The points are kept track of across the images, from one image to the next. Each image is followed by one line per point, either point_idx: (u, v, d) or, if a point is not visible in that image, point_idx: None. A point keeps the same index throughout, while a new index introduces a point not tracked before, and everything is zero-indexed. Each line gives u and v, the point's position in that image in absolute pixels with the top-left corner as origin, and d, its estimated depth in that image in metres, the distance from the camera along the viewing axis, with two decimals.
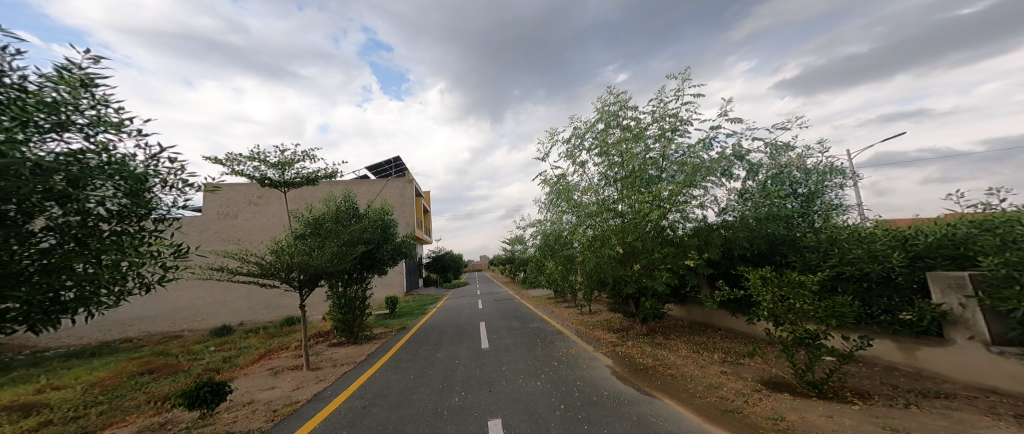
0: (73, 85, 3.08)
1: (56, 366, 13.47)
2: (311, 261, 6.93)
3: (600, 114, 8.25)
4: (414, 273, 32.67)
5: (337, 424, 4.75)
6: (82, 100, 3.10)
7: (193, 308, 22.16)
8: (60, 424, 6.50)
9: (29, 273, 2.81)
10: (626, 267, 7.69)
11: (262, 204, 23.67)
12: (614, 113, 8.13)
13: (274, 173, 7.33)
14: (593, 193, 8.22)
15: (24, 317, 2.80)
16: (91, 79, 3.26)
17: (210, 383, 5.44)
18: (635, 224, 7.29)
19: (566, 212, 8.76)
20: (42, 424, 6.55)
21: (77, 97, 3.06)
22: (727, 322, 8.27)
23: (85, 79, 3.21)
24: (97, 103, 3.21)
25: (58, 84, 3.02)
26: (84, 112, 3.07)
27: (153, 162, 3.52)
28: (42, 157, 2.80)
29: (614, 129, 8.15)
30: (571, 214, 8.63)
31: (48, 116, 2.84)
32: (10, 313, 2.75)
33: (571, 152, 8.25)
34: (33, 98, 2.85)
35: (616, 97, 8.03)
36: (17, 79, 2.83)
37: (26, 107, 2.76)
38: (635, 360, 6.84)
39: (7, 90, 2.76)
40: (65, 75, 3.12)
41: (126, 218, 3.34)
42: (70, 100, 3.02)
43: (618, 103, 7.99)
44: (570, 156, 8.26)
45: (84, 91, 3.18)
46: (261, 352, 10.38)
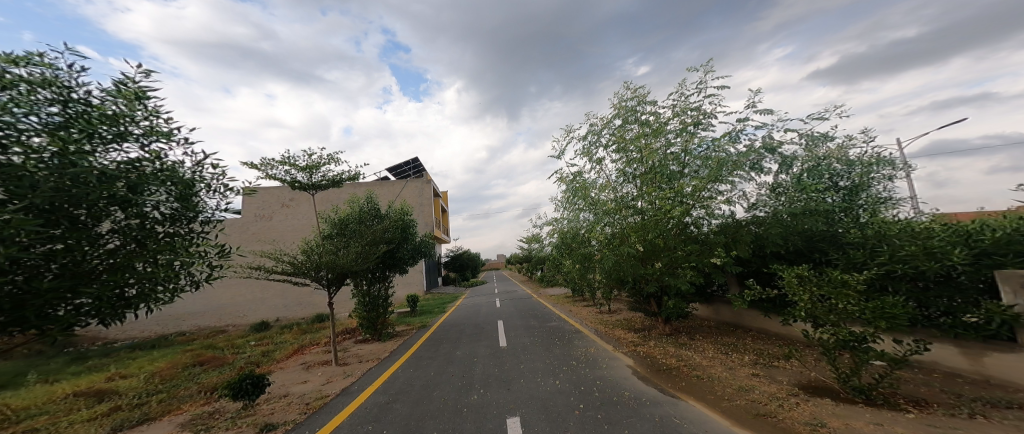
0: (129, 98, 3.39)
1: (123, 357, 14.74)
2: (338, 261, 7.21)
3: (617, 110, 8.08)
4: (434, 272, 33.27)
5: (363, 419, 4.93)
6: (137, 111, 3.40)
7: (235, 305, 23.56)
8: (127, 410, 7.12)
9: (98, 271, 3.08)
10: (647, 266, 7.53)
11: (294, 206, 24.78)
12: (631, 108, 7.94)
13: (303, 177, 7.61)
14: (612, 191, 8.11)
15: (96, 311, 3.06)
16: (144, 92, 3.56)
17: (251, 376, 5.80)
18: (656, 221, 7.05)
19: (583, 210, 8.65)
20: (113, 409, 7.21)
21: (132, 109, 3.37)
22: (759, 322, 7.95)
23: (139, 92, 3.51)
24: (150, 114, 3.49)
25: (117, 97, 3.32)
26: (139, 123, 3.37)
27: (199, 168, 3.82)
28: (107, 165, 3.10)
29: (633, 124, 7.98)
30: (588, 212, 8.52)
31: (109, 128, 3.15)
32: (84, 307, 3.01)
33: (588, 149, 8.10)
34: (97, 111, 3.15)
35: (633, 91, 7.84)
36: (83, 94, 3.13)
37: (92, 120, 3.06)
38: (658, 360, 6.68)
39: (75, 104, 3.06)
40: (122, 89, 3.43)
41: (177, 221, 3.66)
42: (126, 112, 3.32)
43: (635, 98, 7.82)
44: (586, 153, 8.13)
45: (138, 103, 3.48)
46: (295, 347, 10.91)
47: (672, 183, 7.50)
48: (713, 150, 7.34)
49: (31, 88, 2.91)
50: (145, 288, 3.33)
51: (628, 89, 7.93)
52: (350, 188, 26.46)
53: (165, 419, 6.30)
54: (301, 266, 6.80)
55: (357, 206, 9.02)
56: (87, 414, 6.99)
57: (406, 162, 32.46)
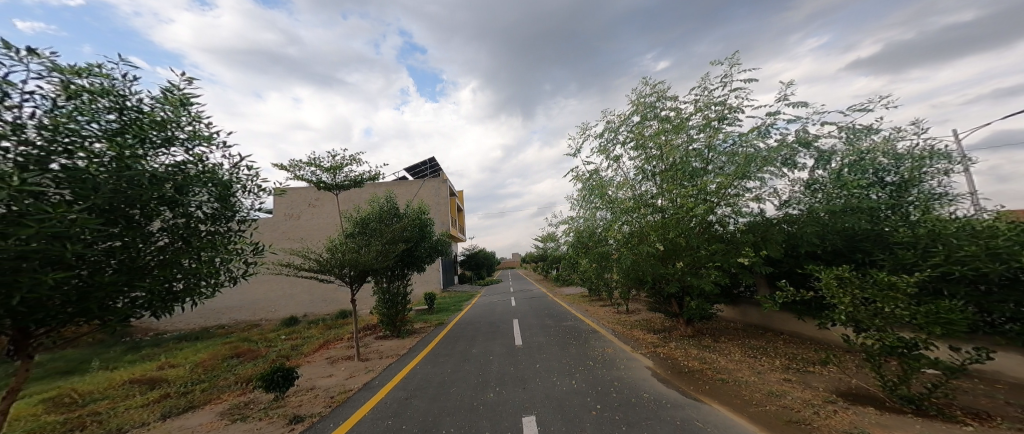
0: (175, 104, 3.68)
1: (170, 348, 15.73)
2: (360, 259, 7.39)
3: (635, 106, 7.86)
4: (450, 270, 33.67)
5: (383, 413, 5.03)
6: (181, 117, 3.70)
7: (267, 300, 24.69)
8: (174, 397, 7.60)
9: (150, 266, 3.46)
10: (666, 266, 7.33)
11: (319, 206, 25.64)
12: (650, 104, 7.73)
13: (328, 177, 7.85)
14: (630, 190, 7.87)
15: (149, 303, 3.45)
16: (188, 98, 3.85)
17: (282, 369, 6.05)
18: (677, 219, 6.83)
19: (600, 208, 8.48)
20: (162, 396, 7.71)
21: (178, 115, 3.67)
22: (791, 325, 7.57)
23: (184, 99, 3.79)
24: (193, 120, 3.81)
25: (164, 104, 3.63)
26: (183, 128, 3.67)
27: (235, 170, 4.20)
28: (156, 168, 3.42)
29: (652, 120, 7.76)
30: (605, 211, 8.32)
31: (159, 133, 3.51)
32: (139, 300, 3.39)
33: (605, 147, 7.94)
34: (147, 117, 3.48)
35: (653, 88, 7.62)
36: (136, 102, 3.45)
37: (144, 126, 3.40)
38: (679, 362, 6.45)
39: (129, 112, 3.42)
40: (169, 96, 3.72)
41: (218, 220, 4.06)
42: (172, 118, 3.63)
43: (654, 94, 7.61)
44: (603, 151, 7.97)
45: (183, 109, 3.77)
46: (321, 342, 11.31)
47: (695, 180, 7.23)
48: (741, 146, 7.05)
49: (93, 97, 3.22)
50: (190, 283, 3.74)
51: (646, 85, 7.75)
52: (370, 188, 27.07)
53: (207, 408, 6.67)
54: (326, 264, 7.03)
55: (378, 206, 9.19)
56: (139, 401, 7.51)
57: (423, 161, 32.86)
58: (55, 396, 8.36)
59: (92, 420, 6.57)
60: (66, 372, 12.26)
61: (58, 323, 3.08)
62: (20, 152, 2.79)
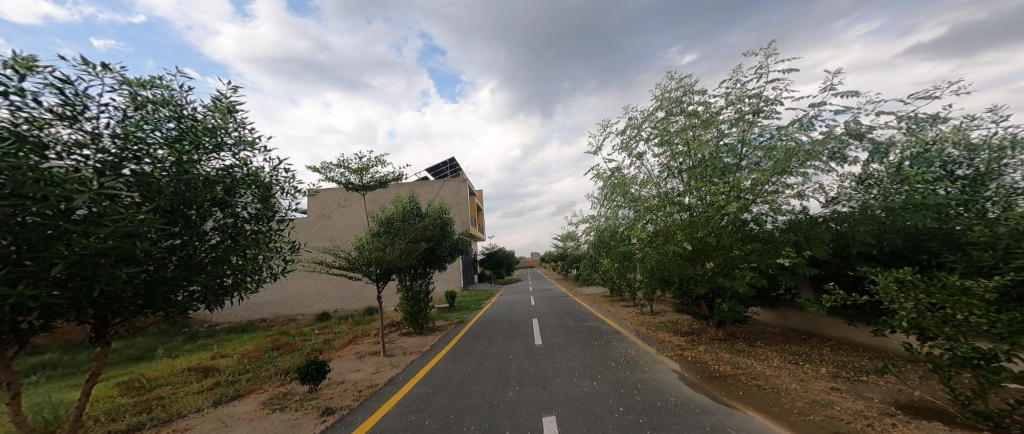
0: (223, 112, 4.07)
1: (222, 338, 16.87)
2: (385, 257, 7.59)
3: (661, 101, 7.69)
4: (471, 269, 34.04)
5: (406, 409, 5.14)
6: (229, 124, 4.10)
7: (302, 296, 25.92)
8: (223, 386, 8.15)
9: (205, 262, 3.82)
10: (693, 267, 7.07)
11: (348, 206, 26.59)
12: (677, 99, 7.51)
13: (355, 178, 8.10)
14: (655, 188, 7.68)
15: (203, 296, 3.82)
16: (234, 105, 4.21)
17: (316, 362, 6.32)
18: (707, 218, 6.54)
19: (621, 207, 8.26)
20: (213, 384, 8.29)
21: (226, 122, 4.06)
22: (838, 330, 7.08)
23: (231, 106, 4.16)
24: (238, 126, 4.21)
25: (214, 112, 4.03)
26: (231, 134, 4.11)
27: (275, 172, 4.57)
28: (210, 171, 3.85)
29: (678, 116, 7.54)
30: (628, 209, 8.10)
31: (210, 139, 3.87)
32: (195, 294, 3.76)
33: (627, 144, 7.81)
34: (201, 124, 3.84)
35: (679, 82, 7.44)
36: (190, 111, 3.86)
37: (199, 133, 3.76)
38: (709, 367, 6.16)
39: (186, 120, 3.77)
40: (217, 104, 4.10)
41: (260, 219, 4.42)
42: (222, 125, 4.02)
43: (681, 88, 7.41)
44: (626, 148, 7.84)
45: (230, 116, 4.16)
46: (351, 337, 11.76)
47: (727, 177, 6.88)
48: (779, 139, 6.61)
49: (156, 108, 3.61)
50: (238, 278, 4.09)
51: (673, 79, 7.60)
52: (394, 188, 27.88)
53: (251, 397, 7.10)
54: (355, 261, 7.33)
55: (401, 206, 9.37)
56: (196, 387, 8.14)
57: (444, 161, 33.23)
58: (127, 380, 9.21)
59: (156, 403, 7.15)
60: (136, 358, 13.50)
61: (131, 313, 3.52)
62: (101, 160, 3.26)
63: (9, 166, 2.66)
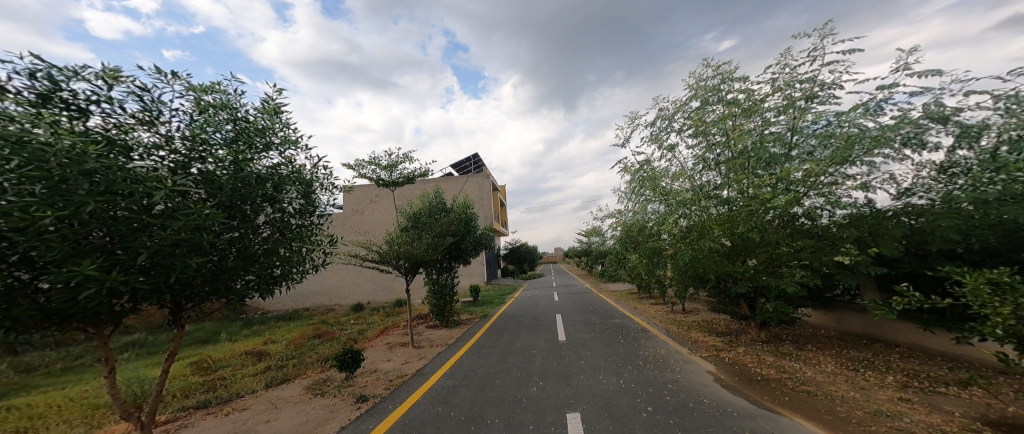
0: (271, 113, 4.43)
1: (274, 325, 18.19)
2: (412, 252, 7.91)
3: (696, 90, 7.36)
4: (495, 263, 34.41)
5: (433, 399, 5.38)
6: (276, 124, 4.48)
7: (340, 288, 27.33)
8: (274, 370, 8.83)
9: (259, 254, 4.23)
10: (733, 264, 6.86)
11: (380, 202, 27.64)
12: (713, 87, 7.14)
13: (385, 175, 8.47)
14: (688, 181, 7.52)
15: (257, 285, 4.21)
16: (280, 106, 4.56)
17: (351, 351, 6.73)
18: (749, 212, 6.29)
19: (651, 201, 8.05)
20: (266, 368, 9.01)
21: (273, 122, 4.43)
22: (906, 335, 6.49)
23: (277, 107, 4.52)
24: (283, 126, 4.59)
25: (264, 113, 4.39)
26: (277, 134, 4.50)
27: (316, 169, 4.96)
28: (262, 169, 4.26)
29: (715, 105, 7.18)
30: (658, 204, 7.94)
31: (260, 138, 4.26)
32: (252, 283, 4.18)
33: (657, 136, 7.61)
34: (252, 125, 4.23)
35: (716, 69, 7.11)
36: (242, 112, 4.27)
37: (251, 134, 4.15)
38: (746, 370, 5.94)
39: (240, 122, 4.18)
40: (265, 105, 4.46)
41: (304, 214, 4.80)
42: (269, 125, 4.40)
43: (719, 76, 7.08)
44: (655, 139, 7.63)
45: (276, 116, 4.52)
46: (384, 327, 12.33)
47: (775, 168, 6.63)
48: (838, 126, 6.16)
49: (216, 110, 4.03)
50: (286, 269, 4.48)
51: (709, 67, 7.25)
52: (420, 184, 28.62)
53: (297, 381, 7.71)
54: (385, 255, 7.70)
55: (427, 201, 9.65)
56: (254, 369, 8.93)
57: (468, 157, 33.53)
58: (197, 361, 10.23)
59: (219, 383, 7.89)
60: (204, 341, 14.92)
61: (199, 300, 3.94)
62: (173, 157, 3.71)
63: (103, 166, 3.02)
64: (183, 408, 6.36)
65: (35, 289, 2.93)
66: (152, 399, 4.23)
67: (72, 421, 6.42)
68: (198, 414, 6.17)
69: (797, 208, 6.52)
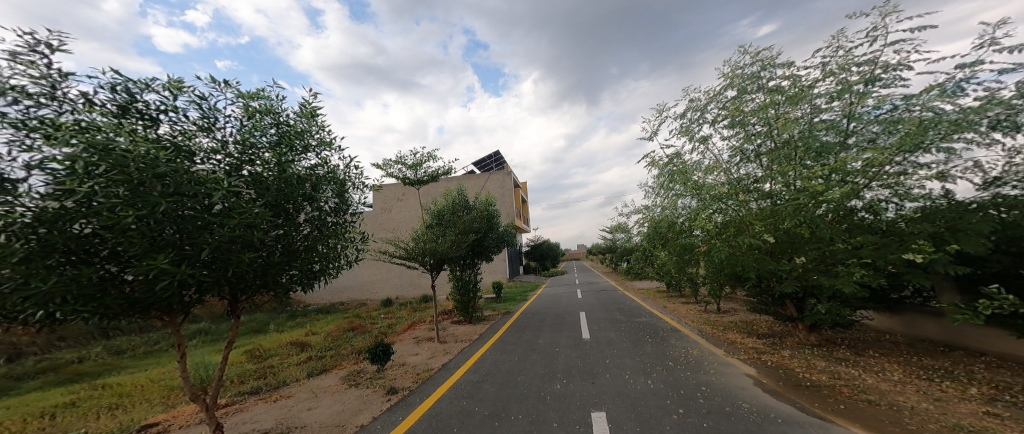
0: (308, 116, 4.54)
1: (314, 317, 19.02)
2: (437, 248, 8.00)
3: (731, 79, 7.13)
4: (518, 260, 34.43)
5: (458, 393, 5.43)
6: (313, 127, 4.60)
7: (370, 283, 28.10)
8: (313, 360, 9.18)
9: (301, 250, 4.35)
10: (778, 261, 6.46)
11: (406, 200, 28.19)
12: (753, 75, 6.90)
13: (411, 174, 8.58)
14: (724, 174, 7.41)
15: (297, 279, 4.36)
16: (317, 109, 4.68)
17: (382, 344, 6.89)
18: (796, 207, 5.97)
19: (682, 196, 7.72)
20: (309, 358, 9.41)
21: (310, 125, 4.55)
22: (999, 344, 5.79)
23: (315, 110, 4.64)
24: (320, 129, 4.71)
25: (302, 117, 4.51)
26: (314, 137, 4.63)
27: (349, 169, 5.07)
28: (300, 170, 4.40)
29: (754, 93, 7.00)
30: (690, 198, 7.60)
31: (299, 141, 4.40)
32: (293, 278, 4.34)
33: (688, 128, 7.32)
34: (292, 128, 4.36)
35: (756, 56, 6.81)
36: (283, 116, 4.40)
37: (291, 137, 4.29)
38: (794, 374, 5.57)
39: (281, 126, 4.31)
40: (304, 109, 4.58)
41: (340, 212, 4.91)
42: (308, 128, 4.52)
43: (759, 62, 6.77)
44: (687, 132, 7.35)
45: (314, 119, 4.64)
46: (410, 322, 12.55)
47: (828, 158, 6.21)
48: (907, 109, 5.67)
49: (261, 115, 4.17)
50: (324, 265, 4.61)
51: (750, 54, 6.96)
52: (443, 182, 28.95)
53: (338, 370, 8.02)
54: (411, 252, 7.84)
55: (450, 199, 9.69)
56: (298, 358, 9.37)
57: (489, 155, 33.65)
58: (251, 349, 10.91)
59: (269, 371, 8.30)
60: (256, 330, 15.83)
61: (251, 291, 4.08)
62: (225, 160, 3.87)
63: (171, 170, 3.19)
64: (238, 393, 6.73)
65: (123, 280, 3.21)
66: (215, 383, 4.41)
67: (155, 400, 6.96)
68: (251, 398, 6.48)
69: (857, 200, 6.13)
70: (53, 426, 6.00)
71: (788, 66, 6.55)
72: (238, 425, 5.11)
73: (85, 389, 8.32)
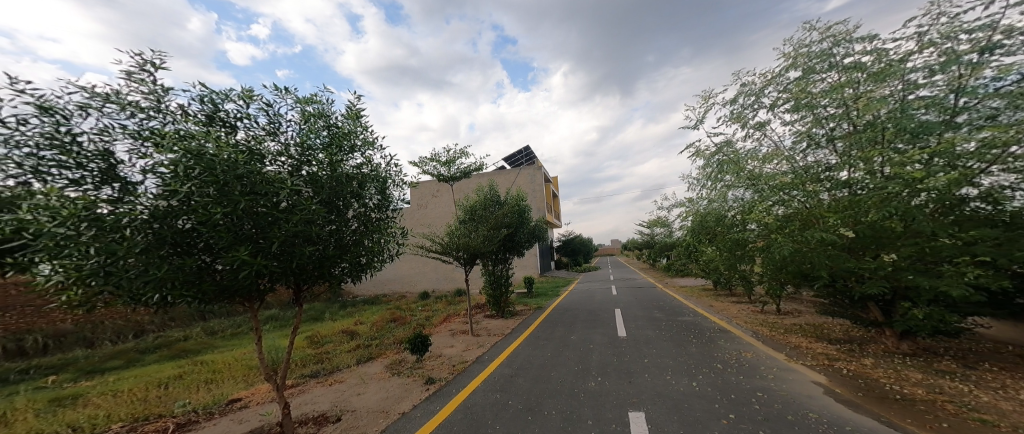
0: (354, 118, 4.65)
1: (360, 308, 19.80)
2: (470, 243, 8.08)
3: (790, 58, 6.92)
4: (548, 255, 34.20)
5: (491, 386, 5.43)
6: (358, 128, 4.71)
7: (407, 277, 28.81)
8: (363, 347, 9.54)
9: (354, 242, 4.51)
10: (859, 259, 5.83)
11: (440, 197, 28.62)
12: (823, 53, 6.72)
13: (444, 171, 8.66)
14: (787, 162, 7.30)
15: (348, 270, 4.52)
16: (361, 110, 4.78)
17: (421, 335, 7.03)
18: (890, 195, 5.46)
19: (732, 187, 7.93)
20: (363, 345, 9.82)
21: (356, 126, 4.66)
22: None
23: (360, 112, 4.76)
24: (365, 130, 4.82)
25: (349, 119, 4.63)
26: (361, 138, 4.74)
27: (390, 167, 5.16)
28: (350, 169, 4.52)
29: (826, 73, 6.85)
30: (743, 190, 7.74)
31: (347, 143, 4.51)
32: (343, 270, 4.49)
33: (741, 114, 6.98)
34: (340, 130, 4.47)
35: (828, 31, 6.53)
36: (333, 118, 4.53)
37: (341, 139, 4.41)
38: (875, 385, 5.00)
39: (331, 129, 4.43)
40: (350, 111, 4.70)
41: (383, 208, 5.00)
42: (354, 129, 4.64)
43: (831, 38, 6.49)
44: (739, 118, 7.02)
45: (359, 121, 4.74)
46: (445, 315, 12.75)
47: (928, 139, 5.52)
48: None
49: (315, 119, 4.32)
50: (369, 258, 4.73)
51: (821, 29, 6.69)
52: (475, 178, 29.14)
53: (386, 357, 8.31)
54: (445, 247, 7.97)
55: (482, 195, 9.69)
56: (349, 345, 9.78)
57: (519, 150, 33.53)
58: (310, 335, 11.53)
59: (325, 355, 8.74)
60: (314, 318, 16.69)
61: (302, 282, 4.28)
62: (286, 162, 4.08)
63: (248, 171, 3.46)
64: (301, 376, 7.11)
65: (215, 269, 3.57)
66: (283, 365, 4.60)
67: (231, 377, 7.48)
68: (312, 381, 6.81)
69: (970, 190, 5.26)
70: (165, 396, 6.49)
71: (868, 41, 6.19)
72: (300, 405, 5.36)
73: (187, 364, 9.05)
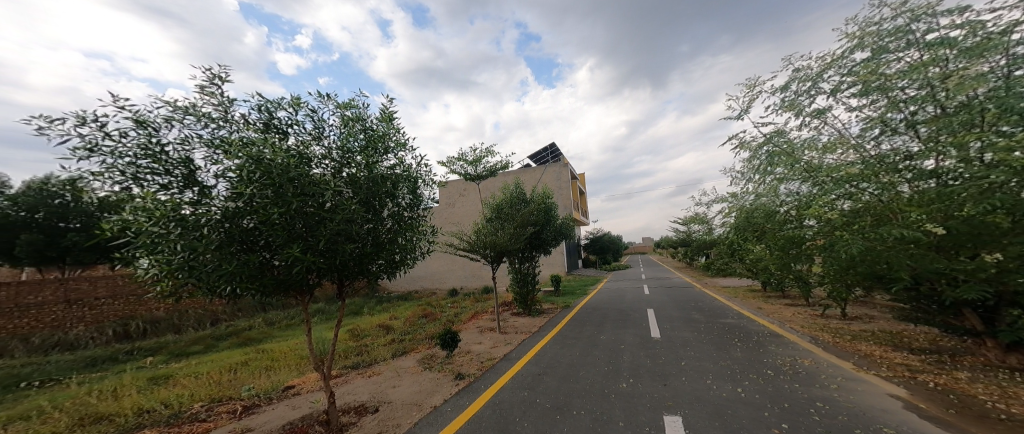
0: (388, 120, 4.71)
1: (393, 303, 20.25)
2: (497, 241, 8.07)
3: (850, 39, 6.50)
4: (575, 253, 33.82)
5: (518, 384, 5.40)
6: (392, 130, 4.76)
7: (436, 274, 29.23)
8: (399, 342, 9.73)
9: (391, 240, 4.56)
10: (950, 259, 5.28)
11: (468, 195, 28.82)
12: (898, 30, 6.33)
13: (472, 170, 8.68)
14: (854, 151, 6.85)
15: (384, 267, 4.58)
16: (393, 112, 4.84)
17: (451, 332, 7.07)
18: (991, 187, 4.85)
19: (786, 178, 7.46)
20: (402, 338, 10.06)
21: (389, 128, 4.70)
22: None
23: (392, 114, 4.82)
24: (398, 131, 4.88)
25: (383, 121, 4.69)
26: (395, 140, 4.79)
27: (421, 167, 5.19)
28: (385, 169, 4.58)
29: (902, 52, 6.34)
30: (796, 181, 7.36)
31: (383, 145, 4.57)
32: (378, 266, 4.56)
33: (795, 103, 6.63)
34: (375, 132, 4.53)
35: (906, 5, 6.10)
36: (369, 121, 4.60)
37: (377, 140, 4.47)
38: (961, 399, 4.54)
39: (368, 132, 4.50)
40: (383, 114, 4.77)
41: (415, 207, 5.02)
42: (388, 131, 4.69)
43: (908, 13, 6.06)
44: (792, 107, 6.68)
45: (392, 122, 4.80)
46: (474, 312, 12.81)
47: None
48: None
49: (354, 123, 4.42)
50: (403, 256, 4.77)
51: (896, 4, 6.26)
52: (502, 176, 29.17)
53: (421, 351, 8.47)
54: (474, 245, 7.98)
55: (508, 193, 9.67)
56: (386, 339, 10.00)
57: (546, 147, 33.30)
58: (349, 329, 11.90)
59: (365, 348, 8.99)
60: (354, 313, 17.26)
61: (339, 279, 4.36)
62: (330, 164, 4.21)
63: (299, 174, 3.56)
64: (342, 367, 7.33)
65: (272, 265, 3.71)
66: (329, 356, 4.74)
67: (273, 365, 7.83)
68: (353, 372, 7.00)
69: None
70: (235, 379, 6.80)
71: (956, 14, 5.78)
72: (343, 394, 5.51)
73: (250, 351, 9.42)
